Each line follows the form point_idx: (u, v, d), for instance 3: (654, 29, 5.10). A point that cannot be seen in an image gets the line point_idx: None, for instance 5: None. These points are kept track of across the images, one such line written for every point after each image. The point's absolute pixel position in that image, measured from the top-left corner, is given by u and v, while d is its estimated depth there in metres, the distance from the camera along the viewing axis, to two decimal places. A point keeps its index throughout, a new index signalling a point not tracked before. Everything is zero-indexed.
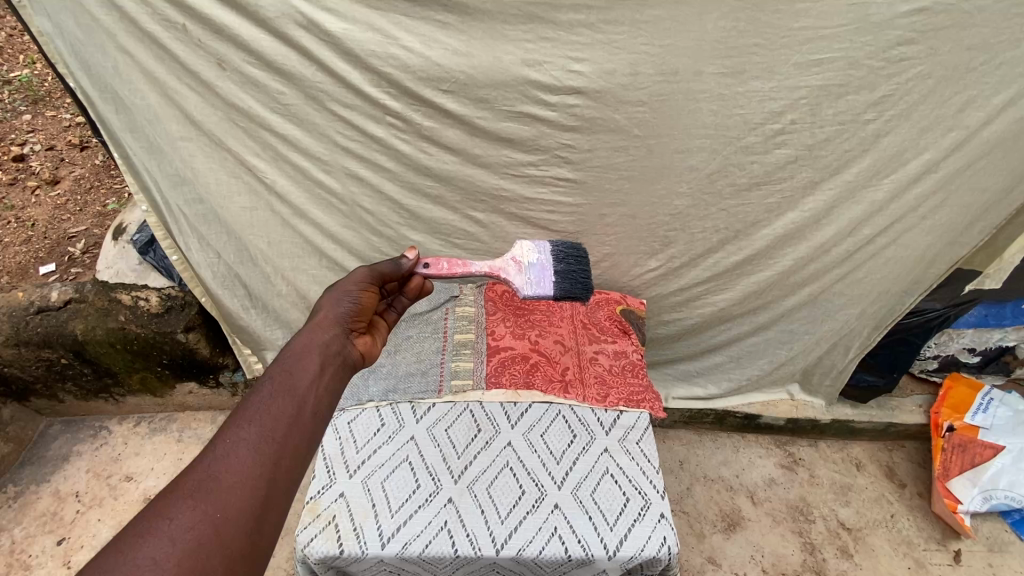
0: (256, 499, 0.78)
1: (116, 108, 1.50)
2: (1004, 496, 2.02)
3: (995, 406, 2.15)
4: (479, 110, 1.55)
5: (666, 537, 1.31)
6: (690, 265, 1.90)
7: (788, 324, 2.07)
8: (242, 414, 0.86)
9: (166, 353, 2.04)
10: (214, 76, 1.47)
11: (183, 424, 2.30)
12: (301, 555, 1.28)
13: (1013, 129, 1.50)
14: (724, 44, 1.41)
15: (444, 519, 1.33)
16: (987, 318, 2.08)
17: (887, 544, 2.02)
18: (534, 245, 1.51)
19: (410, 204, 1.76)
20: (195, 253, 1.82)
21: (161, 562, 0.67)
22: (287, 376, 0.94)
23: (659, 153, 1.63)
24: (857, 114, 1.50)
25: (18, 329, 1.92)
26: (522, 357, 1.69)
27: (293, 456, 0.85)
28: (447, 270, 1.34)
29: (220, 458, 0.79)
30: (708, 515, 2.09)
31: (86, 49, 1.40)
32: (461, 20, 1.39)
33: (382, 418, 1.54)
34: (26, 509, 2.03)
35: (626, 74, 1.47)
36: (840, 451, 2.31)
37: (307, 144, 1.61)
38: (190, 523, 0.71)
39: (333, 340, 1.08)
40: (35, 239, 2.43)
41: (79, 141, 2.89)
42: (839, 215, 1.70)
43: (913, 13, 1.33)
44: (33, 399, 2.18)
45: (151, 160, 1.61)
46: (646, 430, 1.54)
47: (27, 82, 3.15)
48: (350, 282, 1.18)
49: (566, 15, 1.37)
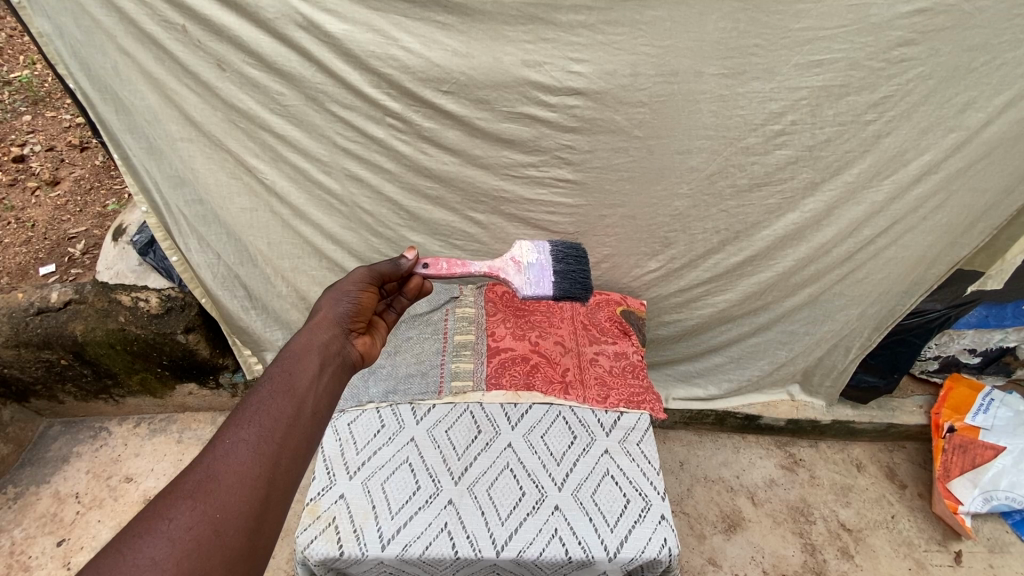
0: (256, 499, 0.77)
1: (116, 109, 1.50)
2: (1005, 497, 2.02)
3: (995, 407, 2.15)
4: (479, 111, 1.55)
5: (666, 538, 1.30)
6: (690, 266, 1.90)
7: (788, 325, 2.07)
8: (242, 413, 0.86)
9: (166, 354, 2.04)
10: (213, 77, 1.47)
11: (183, 425, 2.30)
12: (301, 556, 1.28)
13: (1014, 130, 1.50)
14: (724, 45, 1.40)
15: (444, 521, 1.32)
16: (987, 319, 2.08)
17: (888, 545, 2.02)
18: (534, 245, 1.51)
19: (410, 205, 1.76)
20: (195, 254, 1.82)
21: (161, 563, 0.66)
22: (287, 376, 0.94)
23: (659, 154, 1.63)
24: (857, 115, 1.50)
25: (18, 330, 1.92)
26: (523, 358, 1.69)
27: (293, 457, 0.85)
28: (447, 270, 1.34)
29: (219, 458, 0.79)
30: (709, 516, 2.09)
31: (86, 50, 1.40)
32: (461, 20, 1.39)
33: (382, 419, 1.54)
34: (26, 510, 2.03)
35: (626, 75, 1.47)
36: (840, 452, 2.31)
37: (307, 145, 1.61)
38: (189, 523, 0.70)
39: (333, 340, 1.08)
40: (35, 239, 2.43)
41: (79, 142, 2.89)
42: (840, 216, 1.70)
43: (914, 14, 1.32)
44: (34, 400, 2.18)
45: (151, 161, 1.61)
46: (646, 431, 1.54)
47: (27, 83, 3.16)
48: (349, 282, 1.18)
49: (566, 15, 1.37)
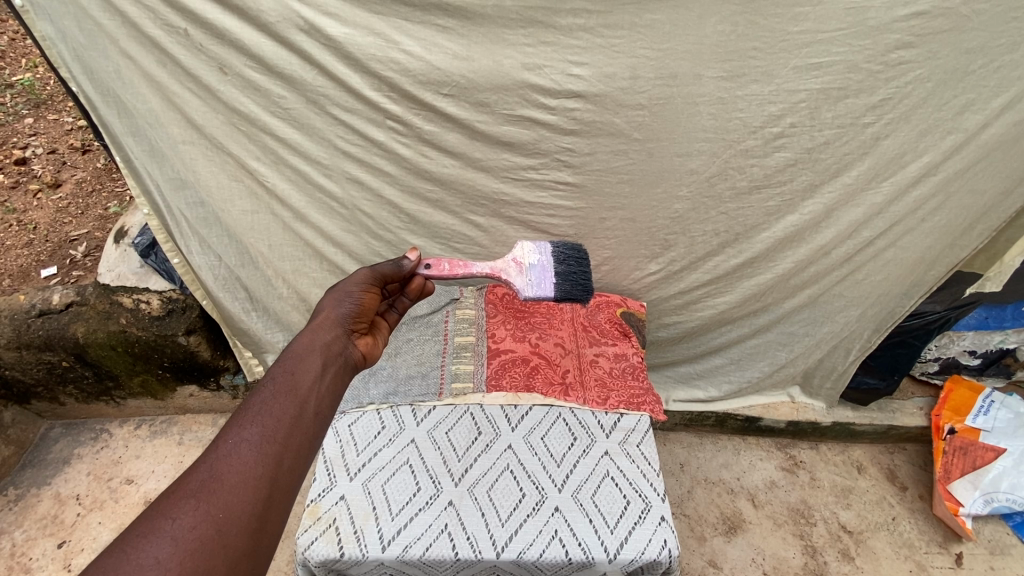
0: (258, 499, 0.78)
1: (118, 112, 1.51)
2: (1005, 499, 2.02)
3: (996, 408, 2.14)
4: (479, 114, 1.55)
5: (666, 540, 1.30)
6: (690, 268, 1.90)
7: (788, 327, 2.07)
8: (245, 414, 0.86)
9: (167, 356, 2.05)
10: (215, 80, 1.47)
11: (184, 427, 2.30)
12: (302, 558, 1.28)
13: (1013, 132, 1.50)
14: (724, 48, 1.41)
15: (445, 522, 1.33)
16: (987, 321, 2.07)
17: (889, 547, 2.01)
18: (534, 246, 1.51)
19: (411, 208, 1.77)
20: (197, 256, 1.83)
21: (164, 562, 0.67)
22: (289, 377, 0.95)
23: (658, 157, 1.63)
24: (856, 117, 1.51)
25: (19, 332, 1.92)
26: (523, 360, 1.70)
27: (296, 457, 0.85)
28: (448, 270, 1.34)
29: (222, 457, 0.79)
30: (709, 518, 2.09)
31: (88, 54, 1.41)
32: (461, 24, 1.40)
33: (382, 421, 1.54)
34: (27, 512, 2.03)
35: (625, 78, 1.47)
36: (841, 454, 2.31)
37: (308, 149, 1.62)
38: (192, 523, 0.71)
39: (335, 340, 1.08)
40: (36, 242, 2.44)
41: (81, 145, 2.90)
42: (839, 218, 1.70)
43: (911, 17, 1.33)
44: (35, 402, 2.18)
45: (153, 163, 1.62)
46: (646, 433, 1.54)
47: (28, 86, 3.17)
48: (351, 283, 1.18)
49: (565, 19, 1.38)
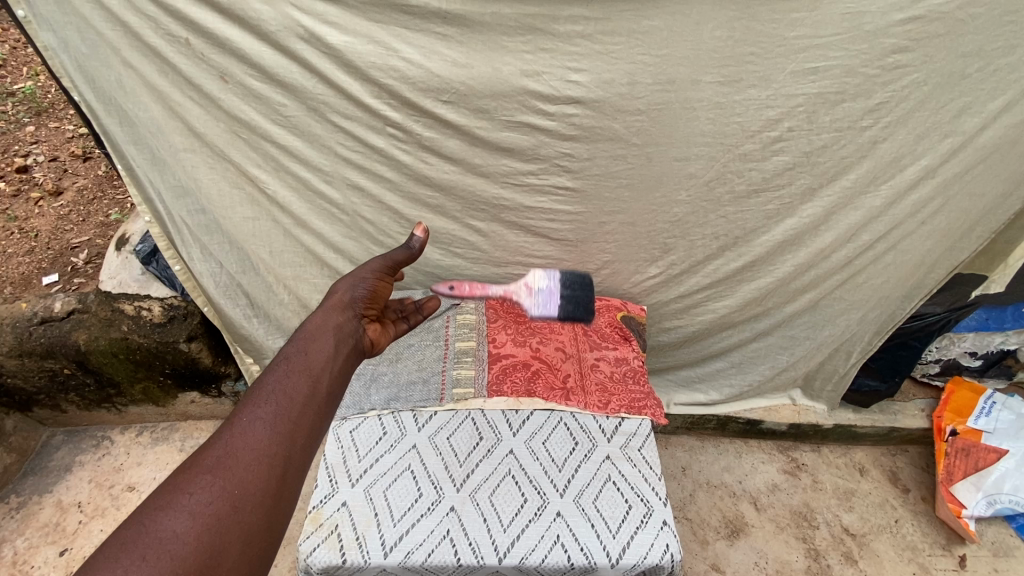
0: (273, 476, 0.78)
1: (120, 121, 1.52)
2: (1008, 500, 2.01)
3: (998, 409, 2.14)
4: (479, 120, 1.56)
5: (668, 544, 1.30)
6: (690, 271, 1.91)
7: (788, 331, 2.08)
8: (259, 391, 0.87)
9: (169, 362, 2.05)
10: (217, 89, 1.49)
11: (185, 433, 2.30)
12: (304, 565, 1.29)
13: (1011, 135, 1.51)
14: (721, 53, 1.42)
15: (447, 528, 1.32)
16: (987, 322, 2.08)
17: (892, 550, 2.01)
18: (546, 273, 1.53)
19: (411, 213, 1.77)
20: (199, 263, 1.83)
21: (182, 536, 0.67)
22: (303, 357, 0.95)
23: (657, 162, 1.64)
24: (853, 122, 1.52)
25: (21, 340, 1.93)
26: (523, 364, 1.70)
27: (309, 436, 0.86)
28: (467, 293, 1.45)
29: (237, 434, 0.80)
30: (711, 521, 2.08)
31: (91, 64, 1.42)
32: (460, 31, 1.41)
33: (383, 427, 1.55)
34: (28, 519, 2.03)
35: (624, 83, 1.48)
36: (843, 456, 2.30)
37: (308, 155, 1.63)
38: (208, 498, 0.71)
39: (347, 322, 1.09)
40: (38, 249, 2.44)
41: (82, 152, 2.92)
42: (838, 222, 1.71)
43: (907, 21, 1.35)
44: (36, 409, 2.19)
45: (154, 171, 1.62)
46: (647, 437, 1.54)
47: (30, 93, 3.18)
48: (365, 269, 1.19)
49: (564, 26, 1.39)
